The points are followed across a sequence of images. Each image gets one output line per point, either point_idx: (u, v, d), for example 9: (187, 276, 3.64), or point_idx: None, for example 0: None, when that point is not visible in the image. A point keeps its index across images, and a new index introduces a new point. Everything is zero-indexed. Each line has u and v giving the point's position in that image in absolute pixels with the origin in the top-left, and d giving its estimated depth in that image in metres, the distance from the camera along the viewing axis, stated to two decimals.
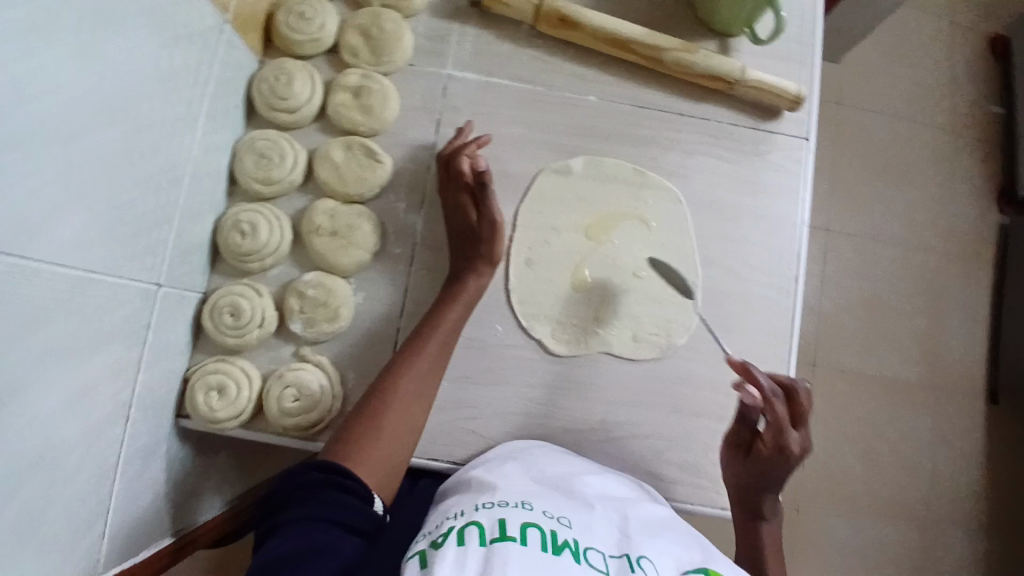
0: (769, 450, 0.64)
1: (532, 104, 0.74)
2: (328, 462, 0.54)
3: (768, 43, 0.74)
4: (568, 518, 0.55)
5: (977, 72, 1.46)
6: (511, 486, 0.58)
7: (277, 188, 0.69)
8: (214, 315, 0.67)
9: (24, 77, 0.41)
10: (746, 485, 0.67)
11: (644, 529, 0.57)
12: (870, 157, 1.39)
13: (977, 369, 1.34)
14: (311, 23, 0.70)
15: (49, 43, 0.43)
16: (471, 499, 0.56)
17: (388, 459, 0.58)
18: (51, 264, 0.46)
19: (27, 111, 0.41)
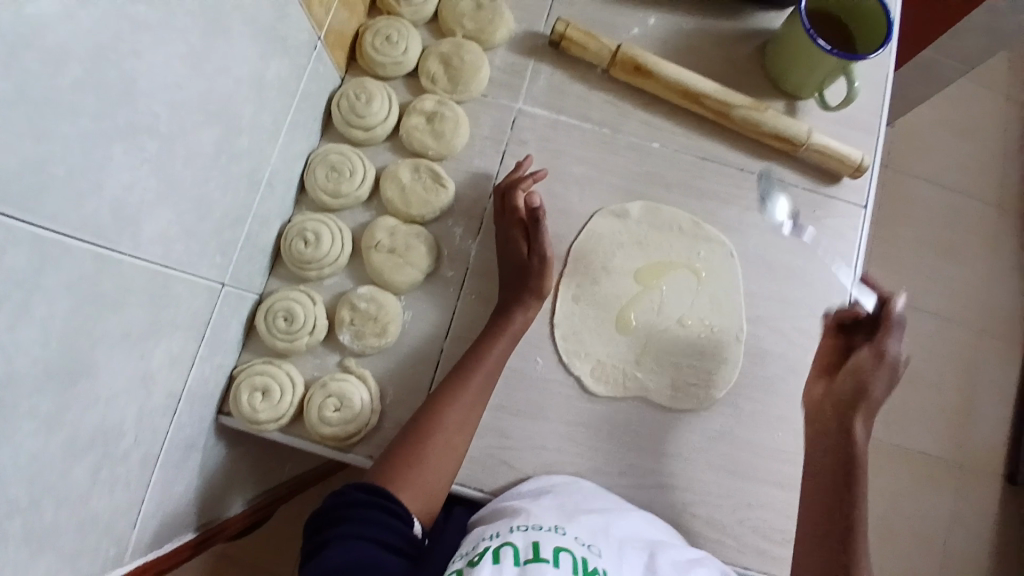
0: (881, 389, 0.61)
1: (597, 144, 0.76)
2: (373, 485, 0.57)
3: (838, 110, 0.74)
4: (599, 547, 0.56)
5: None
6: (544, 512, 0.59)
7: (343, 202, 0.72)
8: (268, 318, 0.68)
9: (139, 76, 0.43)
10: (826, 480, 0.60)
11: (672, 570, 0.56)
12: (918, 225, 1.37)
13: (1006, 450, 1.30)
14: (396, 47, 0.74)
15: (163, 45, 0.45)
16: (506, 522, 0.57)
17: (427, 487, 0.60)
18: (136, 256, 0.48)
19: (135, 108, 0.44)
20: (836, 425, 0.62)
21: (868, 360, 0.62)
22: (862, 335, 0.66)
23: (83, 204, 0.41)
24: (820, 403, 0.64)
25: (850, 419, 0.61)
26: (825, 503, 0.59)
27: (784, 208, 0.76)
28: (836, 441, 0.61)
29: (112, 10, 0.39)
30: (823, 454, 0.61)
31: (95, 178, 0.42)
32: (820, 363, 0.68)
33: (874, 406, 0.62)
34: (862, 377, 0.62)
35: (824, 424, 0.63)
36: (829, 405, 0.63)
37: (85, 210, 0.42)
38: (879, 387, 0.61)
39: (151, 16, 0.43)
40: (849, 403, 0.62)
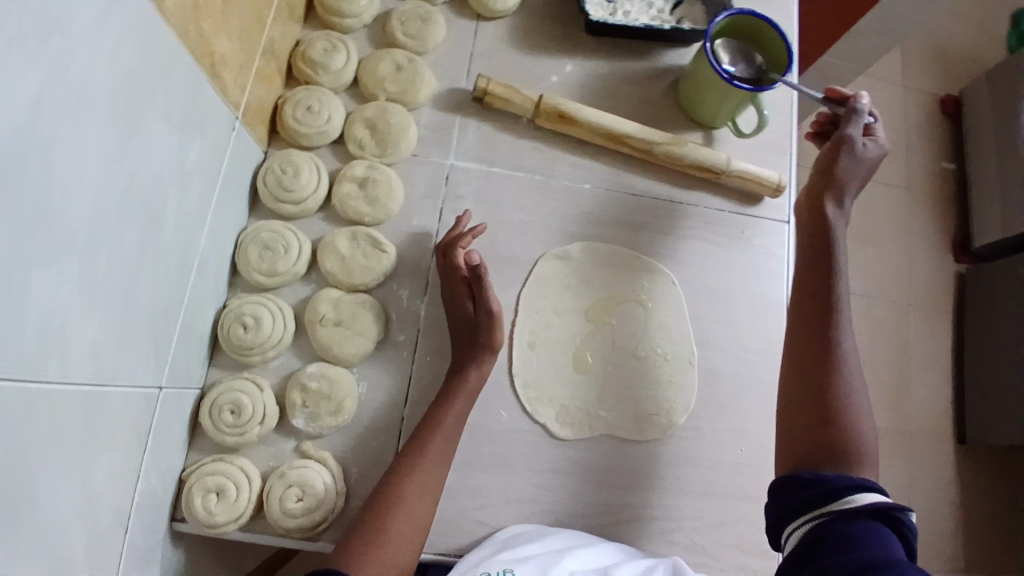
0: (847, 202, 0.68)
1: (533, 191, 0.77)
2: (328, 570, 0.52)
3: (751, 136, 0.78)
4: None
5: (930, 137, 1.57)
6: (500, 555, 0.61)
7: (280, 279, 0.70)
8: (213, 412, 0.65)
9: (52, 195, 0.41)
10: (808, 330, 0.63)
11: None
12: None
13: (943, 414, 1.40)
14: (319, 117, 0.73)
15: (77, 159, 0.43)
16: (463, 570, 0.60)
17: (391, 560, 0.56)
18: (67, 384, 0.46)
19: (50, 229, 0.42)
20: (820, 251, 0.66)
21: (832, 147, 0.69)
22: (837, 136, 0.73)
23: (4, 337, 0.39)
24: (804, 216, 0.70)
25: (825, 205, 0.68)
26: (809, 339, 0.62)
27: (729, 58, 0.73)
28: (818, 278, 0.65)
29: (20, 137, 0.38)
30: (808, 288, 0.65)
31: (15, 308, 0.40)
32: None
33: (852, 172, 0.68)
34: (849, 149, 0.68)
35: (810, 259, 0.67)
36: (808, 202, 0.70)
37: (7, 344, 0.40)
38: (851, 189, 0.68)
39: (61, 133, 0.41)
40: (825, 227, 0.67)
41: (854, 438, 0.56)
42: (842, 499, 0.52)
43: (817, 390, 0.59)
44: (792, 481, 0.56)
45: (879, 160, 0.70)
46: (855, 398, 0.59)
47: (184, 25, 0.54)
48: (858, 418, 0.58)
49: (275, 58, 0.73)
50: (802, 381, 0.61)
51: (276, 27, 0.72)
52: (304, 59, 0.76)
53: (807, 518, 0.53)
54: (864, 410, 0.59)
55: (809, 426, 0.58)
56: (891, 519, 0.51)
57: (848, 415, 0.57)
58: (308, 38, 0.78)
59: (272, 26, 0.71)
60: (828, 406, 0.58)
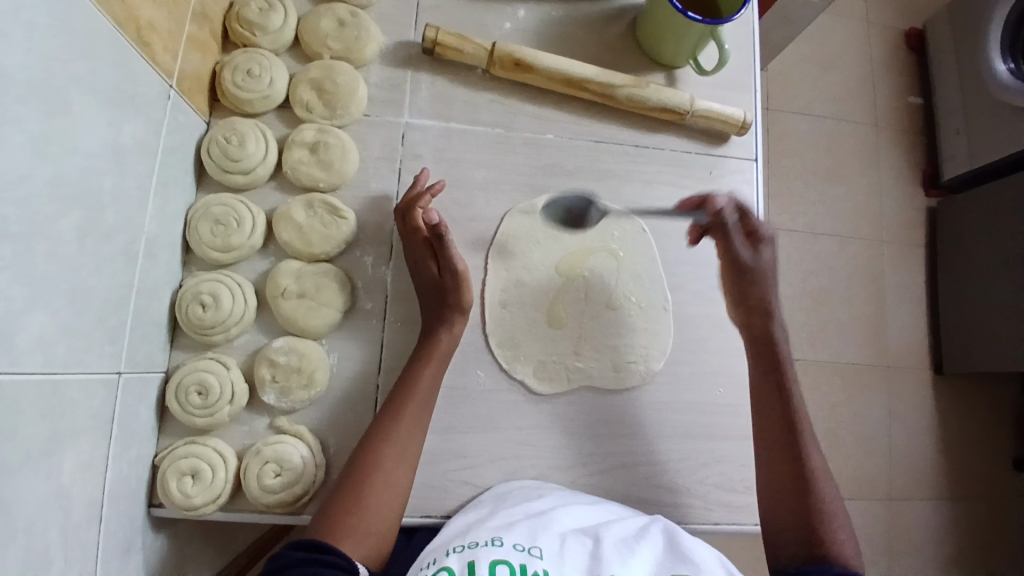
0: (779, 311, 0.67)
1: (493, 146, 0.75)
2: (310, 539, 0.52)
3: (713, 73, 0.76)
4: (540, 548, 0.52)
5: (894, 70, 1.56)
6: (484, 527, 0.56)
7: (237, 255, 0.67)
8: (179, 395, 0.63)
9: None
10: (767, 414, 0.64)
11: (619, 550, 0.53)
12: (806, 158, 1.46)
13: (918, 345, 1.43)
14: (260, 80, 0.70)
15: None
16: (443, 547, 0.55)
17: (375, 526, 0.55)
18: (18, 375, 0.44)
19: None
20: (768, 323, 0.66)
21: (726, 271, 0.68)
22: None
23: None
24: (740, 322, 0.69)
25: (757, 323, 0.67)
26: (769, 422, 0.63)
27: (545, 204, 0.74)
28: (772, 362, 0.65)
29: None
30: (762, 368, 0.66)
31: None
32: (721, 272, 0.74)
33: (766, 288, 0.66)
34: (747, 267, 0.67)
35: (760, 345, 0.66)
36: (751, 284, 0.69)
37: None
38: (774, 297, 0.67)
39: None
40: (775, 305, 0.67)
41: (830, 521, 0.57)
42: None
43: (793, 488, 0.59)
44: None
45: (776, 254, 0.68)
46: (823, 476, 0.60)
47: None
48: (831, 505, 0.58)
49: (209, 21, 0.69)
50: (776, 478, 0.60)
51: None
52: (240, 20, 0.71)
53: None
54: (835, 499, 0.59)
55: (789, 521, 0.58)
56: None
57: (824, 507, 0.58)
58: None
59: None
60: (806, 500, 0.58)
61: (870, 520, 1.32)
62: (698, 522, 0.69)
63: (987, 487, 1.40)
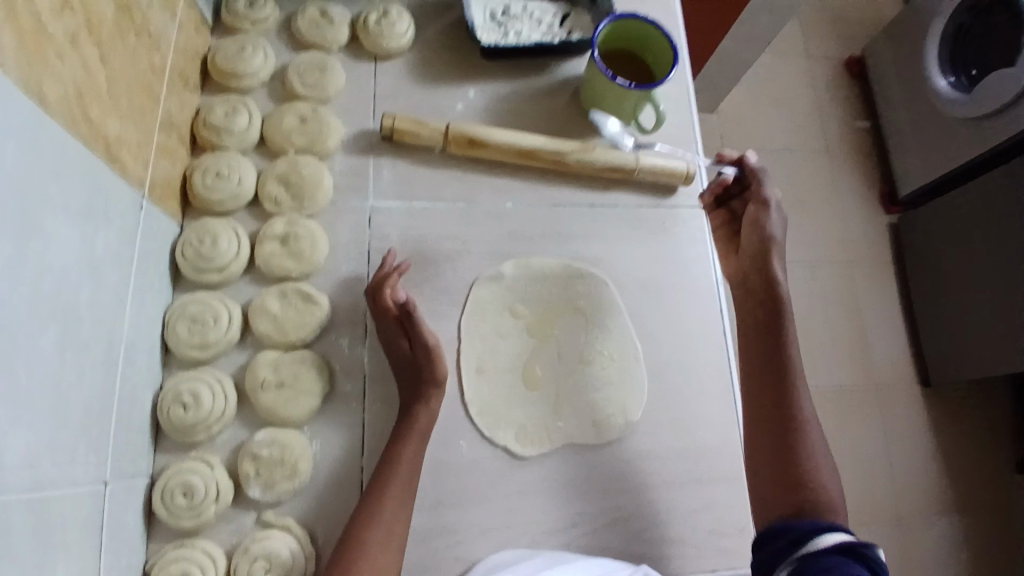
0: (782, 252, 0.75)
1: (457, 219, 0.78)
2: None
3: (653, 132, 0.81)
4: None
5: (837, 101, 1.65)
6: None
7: (214, 350, 0.68)
8: (165, 499, 0.63)
9: None
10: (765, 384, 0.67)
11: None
12: None
13: (901, 360, 1.45)
14: (229, 180, 0.73)
15: None
16: None
17: None
18: (4, 496, 0.44)
19: None
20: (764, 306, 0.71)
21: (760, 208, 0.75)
22: (739, 200, 0.79)
23: None
24: (748, 274, 0.75)
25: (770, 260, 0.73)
26: (764, 389, 0.67)
27: (616, 122, 0.79)
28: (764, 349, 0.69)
29: None
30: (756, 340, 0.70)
31: None
32: (726, 244, 0.79)
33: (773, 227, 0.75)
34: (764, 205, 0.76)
35: (753, 335, 0.70)
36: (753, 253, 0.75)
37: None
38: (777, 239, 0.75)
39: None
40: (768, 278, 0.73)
41: (818, 489, 0.60)
42: (811, 542, 0.54)
43: (780, 454, 0.63)
44: (766, 533, 0.58)
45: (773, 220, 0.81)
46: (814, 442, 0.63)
47: (70, 115, 0.53)
48: (818, 472, 0.61)
49: (176, 130, 0.72)
50: (765, 448, 0.64)
51: (171, 100, 0.71)
52: (206, 125, 0.75)
53: (784, 565, 0.54)
54: (826, 465, 0.62)
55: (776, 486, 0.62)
56: (861, 556, 0.51)
57: (812, 473, 0.61)
58: (208, 104, 0.77)
59: (166, 99, 0.70)
60: (791, 465, 0.62)
61: (880, 542, 1.31)
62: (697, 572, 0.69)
63: (989, 495, 1.39)
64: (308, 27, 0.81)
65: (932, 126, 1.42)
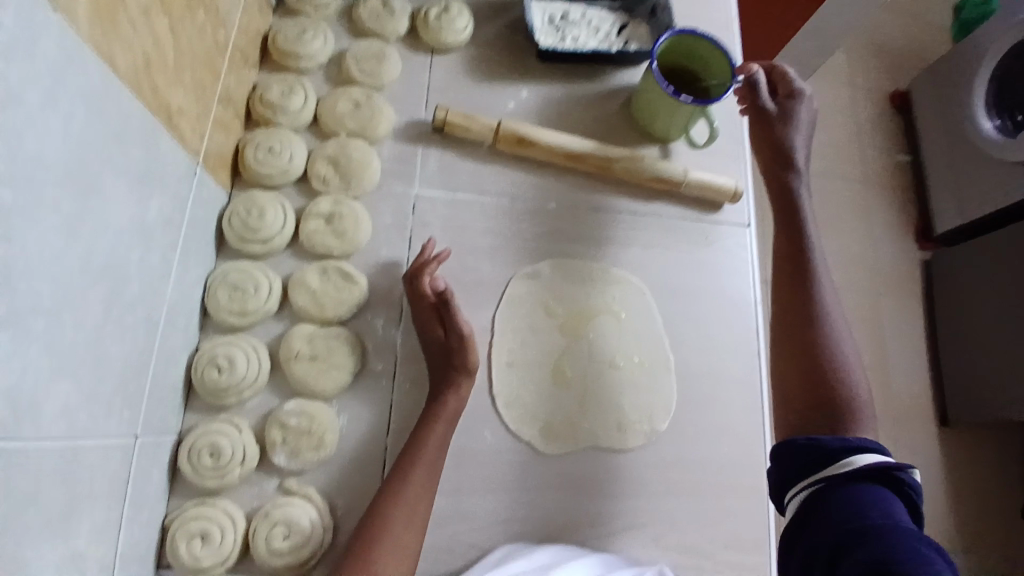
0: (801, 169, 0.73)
1: (499, 213, 0.79)
2: None
3: (704, 147, 0.82)
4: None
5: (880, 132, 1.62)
6: None
7: (252, 318, 0.70)
8: (192, 457, 0.65)
9: (21, 258, 0.42)
10: (794, 297, 0.67)
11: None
12: None
13: (922, 397, 1.43)
14: (280, 156, 0.75)
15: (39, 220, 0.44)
16: None
17: None
18: (40, 442, 0.46)
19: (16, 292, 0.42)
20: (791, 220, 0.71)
21: (763, 126, 0.75)
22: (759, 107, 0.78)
23: None
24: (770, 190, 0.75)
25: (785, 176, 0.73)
26: (791, 301, 0.66)
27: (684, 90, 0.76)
28: (800, 253, 0.69)
29: None
30: (787, 256, 0.69)
31: None
32: None
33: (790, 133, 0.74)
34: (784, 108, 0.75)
35: (783, 250, 0.70)
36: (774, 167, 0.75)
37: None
38: (789, 138, 0.74)
39: (18, 200, 0.41)
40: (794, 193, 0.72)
41: (848, 393, 0.60)
42: (841, 461, 0.54)
43: (806, 356, 0.63)
44: (788, 447, 0.58)
45: (806, 109, 0.75)
46: (842, 350, 0.63)
47: (137, 81, 0.55)
48: (849, 374, 0.62)
49: (233, 104, 0.75)
50: (791, 350, 0.64)
51: (231, 74, 0.74)
52: (262, 101, 0.77)
53: (810, 480, 0.55)
54: (851, 365, 0.63)
55: (803, 381, 0.62)
56: (891, 479, 0.53)
57: (839, 373, 0.62)
58: (265, 81, 0.79)
59: (227, 74, 0.72)
60: (817, 366, 0.62)
61: None
62: None
63: (1000, 544, 1.36)
64: (368, 15, 0.83)
65: (974, 167, 1.41)
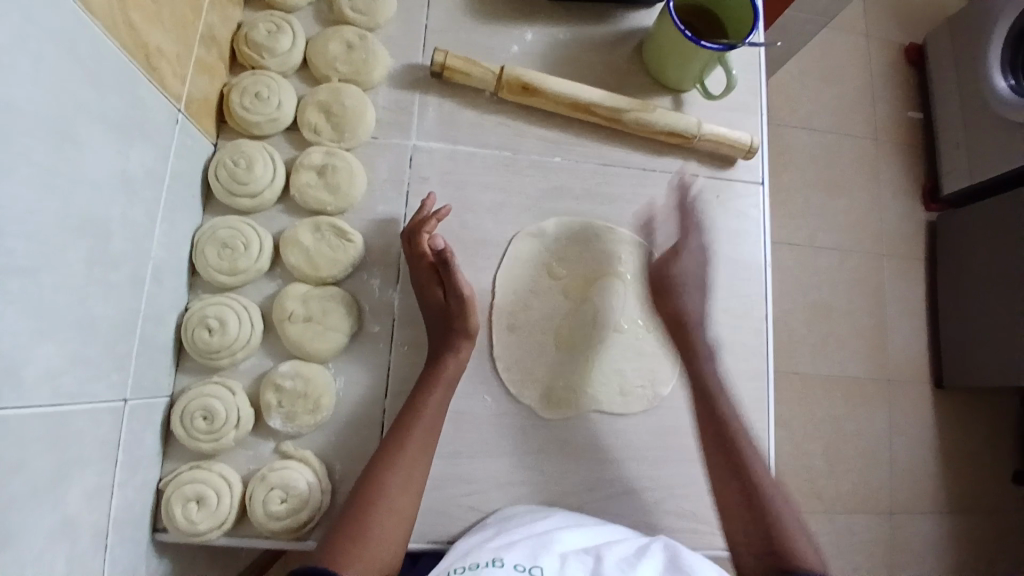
0: (702, 319, 0.69)
1: (501, 167, 0.75)
2: (309, 566, 0.51)
3: (721, 98, 0.77)
4: (541, 568, 0.51)
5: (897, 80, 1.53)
6: (482, 550, 0.55)
7: (242, 277, 0.67)
8: (185, 420, 0.63)
9: None
10: (704, 403, 0.65)
11: (620, 569, 0.51)
12: (805, 170, 1.44)
13: (920, 360, 1.41)
14: (268, 103, 0.70)
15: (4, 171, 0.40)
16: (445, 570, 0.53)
17: (378, 554, 0.55)
18: (21, 409, 0.43)
19: None
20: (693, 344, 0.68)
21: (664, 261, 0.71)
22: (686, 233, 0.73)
23: None
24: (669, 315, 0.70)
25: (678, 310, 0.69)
26: (704, 429, 0.64)
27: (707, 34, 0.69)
28: (693, 337, 0.68)
29: None
30: (682, 338, 0.69)
31: None
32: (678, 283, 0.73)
33: (695, 249, 0.71)
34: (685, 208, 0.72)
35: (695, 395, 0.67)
36: (661, 290, 0.71)
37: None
38: (690, 254, 0.71)
39: None
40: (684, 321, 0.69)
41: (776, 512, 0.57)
42: None
43: (741, 501, 0.59)
44: None
45: (705, 264, 0.71)
46: (756, 459, 0.61)
47: (113, 18, 0.50)
48: (772, 490, 0.59)
49: (217, 45, 0.69)
50: (732, 517, 0.59)
51: (215, 11, 0.68)
52: (248, 42, 0.72)
53: None
54: (769, 475, 0.61)
55: (752, 524, 0.58)
56: None
57: (760, 484, 0.59)
58: (250, 20, 0.73)
59: (210, 11, 0.66)
60: (746, 486, 0.59)
61: (871, 536, 1.30)
62: (705, 548, 0.69)
63: (992, 503, 1.37)
64: None
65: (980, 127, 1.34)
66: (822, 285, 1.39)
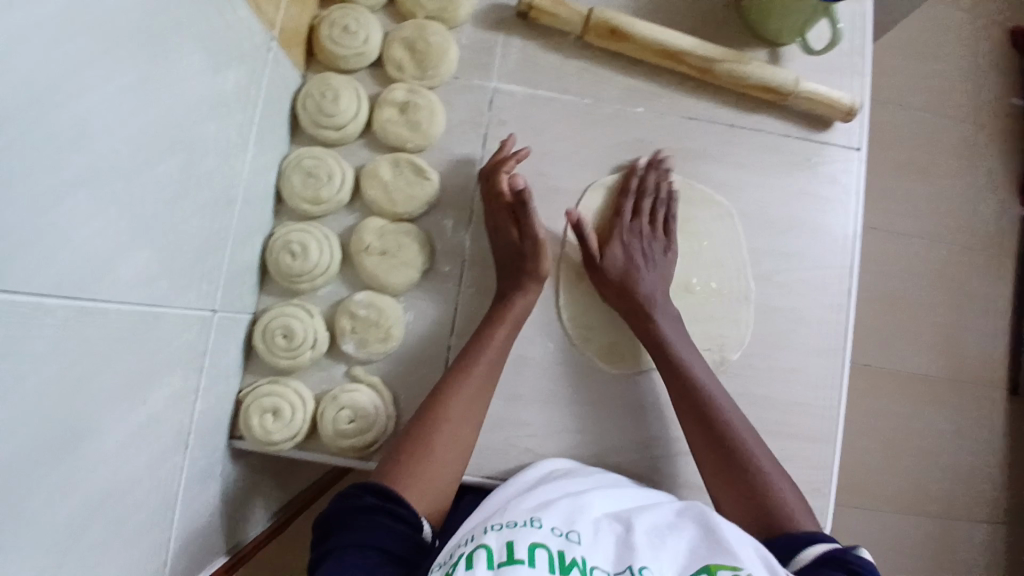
0: (652, 298, 0.67)
1: (580, 116, 0.73)
2: (380, 484, 0.54)
3: (821, 54, 0.72)
4: (578, 533, 0.50)
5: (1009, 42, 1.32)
6: (516, 508, 0.53)
7: (325, 208, 0.69)
8: (266, 336, 0.67)
9: (103, 111, 0.40)
10: (672, 373, 0.64)
11: (648, 540, 0.49)
12: (903, 131, 1.25)
13: (996, 361, 1.22)
14: (356, 37, 0.71)
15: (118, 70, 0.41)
16: (480, 524, 0.51)
17: (438, 477, 0.57)
18: (118, 305, 0.45)
19: (101, 142, 0.40)
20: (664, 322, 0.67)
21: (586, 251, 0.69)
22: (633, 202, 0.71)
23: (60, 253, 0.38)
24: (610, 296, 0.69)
25: (612, 295, 0.68)
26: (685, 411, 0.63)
27: None
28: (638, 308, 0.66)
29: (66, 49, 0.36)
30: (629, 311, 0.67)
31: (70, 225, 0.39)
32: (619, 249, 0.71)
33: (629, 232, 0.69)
34: (638, 191, 0.71)
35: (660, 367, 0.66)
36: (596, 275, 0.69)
37: (57, 262, 0.38)
38: (622, 239, 0.69)
39: (102, 45, 0.39)
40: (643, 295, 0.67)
41: (764, 473, 0.59)
42: (795, 557, 0.51)
43: (724, 469, 0.60)
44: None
45: (662, 253, 0.69)
46: (733, 421, 0.62)
47: None
48: (756, 450, 0.60)
49: None
50: (718, 487, 0.60)
51: None
52: None
53: None
54: (748, 434, 0.62)
55: (733, 486, 0.59)
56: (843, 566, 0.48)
57: (744, 446, 0.60)
58: None
59: None
60: (728, 451, 0.60)
61: (919, 538, 1.17)
62: None
63: None
64: None
65: None
66: (888, 263, 1.22)
